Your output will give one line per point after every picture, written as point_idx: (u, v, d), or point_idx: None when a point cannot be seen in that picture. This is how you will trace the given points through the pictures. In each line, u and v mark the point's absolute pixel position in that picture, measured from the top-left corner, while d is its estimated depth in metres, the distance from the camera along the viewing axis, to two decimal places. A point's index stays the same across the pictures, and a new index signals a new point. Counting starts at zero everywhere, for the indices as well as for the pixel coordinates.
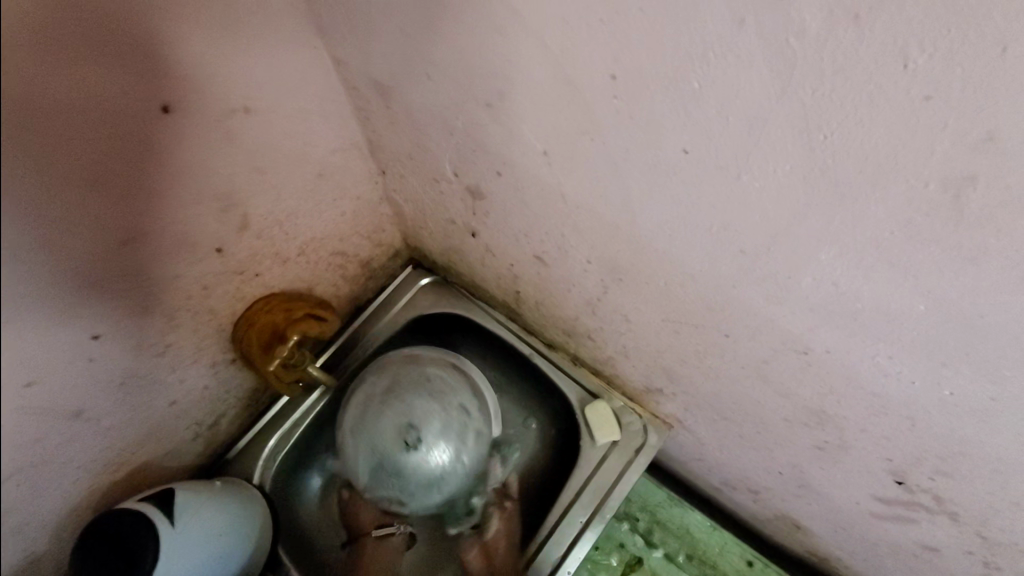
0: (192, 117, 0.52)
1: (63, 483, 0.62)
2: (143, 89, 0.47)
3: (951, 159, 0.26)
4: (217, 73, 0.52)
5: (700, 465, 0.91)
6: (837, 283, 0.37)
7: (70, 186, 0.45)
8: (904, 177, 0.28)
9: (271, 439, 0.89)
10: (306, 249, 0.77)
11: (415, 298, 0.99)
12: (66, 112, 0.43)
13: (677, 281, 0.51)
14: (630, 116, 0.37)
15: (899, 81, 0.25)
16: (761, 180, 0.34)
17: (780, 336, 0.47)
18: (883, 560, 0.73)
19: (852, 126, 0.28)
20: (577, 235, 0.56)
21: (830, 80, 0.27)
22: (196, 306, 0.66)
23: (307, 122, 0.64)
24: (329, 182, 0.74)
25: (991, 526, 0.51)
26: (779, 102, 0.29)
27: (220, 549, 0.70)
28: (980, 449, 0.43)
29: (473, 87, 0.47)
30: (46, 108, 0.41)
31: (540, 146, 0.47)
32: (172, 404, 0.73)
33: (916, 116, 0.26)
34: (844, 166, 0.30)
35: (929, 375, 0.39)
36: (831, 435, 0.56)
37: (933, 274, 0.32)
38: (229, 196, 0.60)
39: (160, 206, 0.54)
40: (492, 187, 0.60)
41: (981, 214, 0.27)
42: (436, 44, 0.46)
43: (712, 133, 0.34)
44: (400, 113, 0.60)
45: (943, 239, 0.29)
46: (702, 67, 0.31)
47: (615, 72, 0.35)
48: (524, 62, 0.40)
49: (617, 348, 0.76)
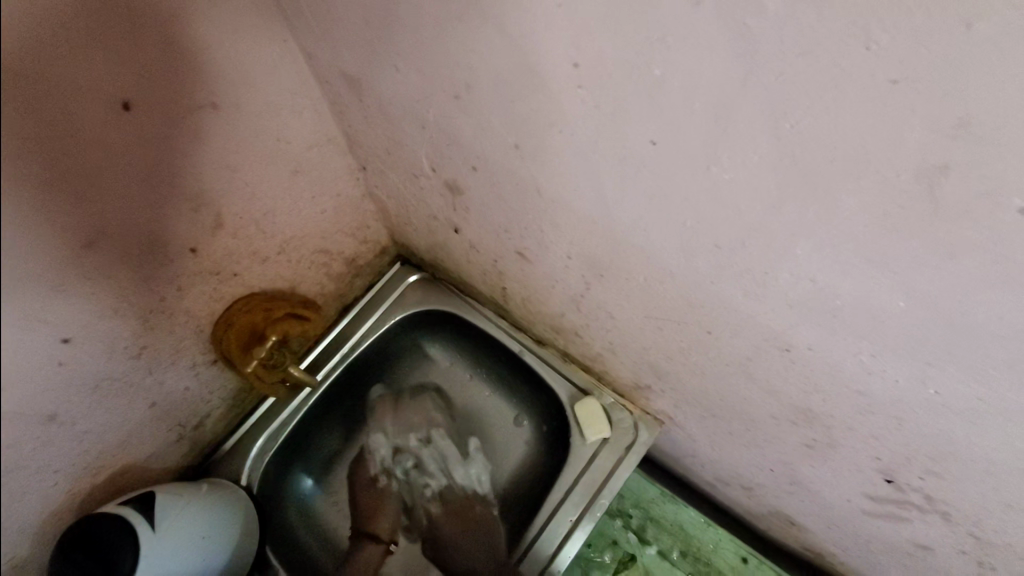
0: (155, 113, 0.50)
1: (40, 489, 0.61)
2: (96, 83, 0.45)
3: (923, 147, 0.24)
4: (179, 67, 0.50)
5: (693, 461, 0.89)
6: (814, 279, 0.36)
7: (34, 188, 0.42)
8: (875, 167, 0.26)
9: (257, 441, 0.88)
10: (286, 247, 0.76)
11: (403, 295, 0.97)
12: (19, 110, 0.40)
13: (656, 277, 0.49)
14: (595, 105, 0.36)
15: (863, 63, 0.23)
16: (731, 172, 0.33)
17: (761, 333, 0.45)
18: (879, 557, 0.71)
19: (818, 113, 0.26)
20: (555, 230, 0.55)
21: (792, 63, 0.25)
22: (172, 306, 0.65)
23: (280, 118, 0.63)
24: (308, 179, 0.72)
25: (985, 528, 0.49)
26: (742, 89, 0.28)
27: (202, 552, 0.70)
28: (970, 450, 0.41)
29: (440, 78, 0.46)
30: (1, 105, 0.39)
31: (510, 138, 0.46)
32: (152, 405, 0.71)
33: (885, 100, 0.24)
34: (811, 156, 0.28)
35: (914, 374, 0.38)
36: (819, 433, 0.54)
37: (910, 269, 0.30)
38: (201, 194, 0.59)
39: (126, 206, 0.51)
40: (469, 181, 0.59)
41: (958, 206, 0.25)
42: (400, 34, 0.44)
43: (679, 124, 0.32)
44: (374, 107, 0.58)
45: (919, 232, 0.28)
46: (662, 53, 0.29)
47: (577, 61, 0.33)
48: (489, 51, 0.39)
49: (603, 344, 0.74)
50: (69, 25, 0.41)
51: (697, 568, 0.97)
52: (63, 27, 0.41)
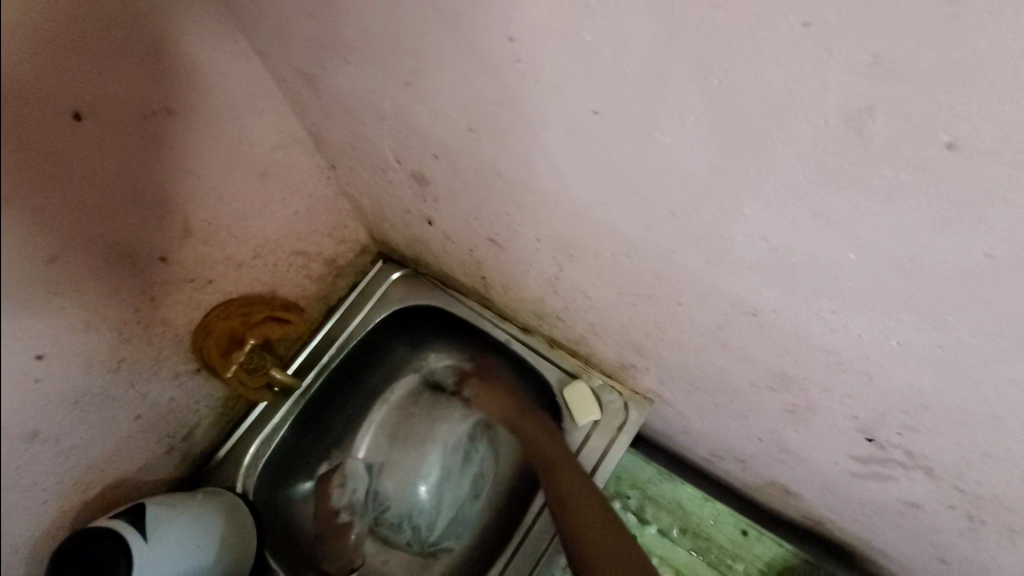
0: (107, 122, 0.49)
1: (29, 507, 0.61)
2: (45, 96, 0.44)
3: (845, 90, 0.24)
4: (128, 74, 0.49)
5: (686, 437, 0.90)
6: (767, 239, 0.35)
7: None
8: (804, 116, 0.26)
9: (249, 447, 0.88)
10: (260, 251, 0.76)
11: (386, 293, 0.97)
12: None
13: (622, 252, 0.49)
14: (536, 79, 0.35)
15: (777, 9, 0.23)
16: (672, 136, 0.32)
17: (728, 300, 0.45)
18: (873, 519, 0.71)
19: (742, 64, 0.26)
20: (521, 213, 0.55)
21: (710, 15, 0.25)
22: (147, 317, 0.65)
23: (239, 120, 0.63)
24: (276, 181, 0.72)
25: (966, 479, 0.49)
26: (668, 48, 0.27)
27: (199, 559, 0.70)
28: (940, 399, 0.41)
29: (388, 66, 0.45)
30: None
31: (464, 123, 0.46)
32: (137, 418, 0.71)
33: (802, 45, 0.24)
34: (743, 110, 0.28)
35: (875, 327, 0.37)
36: (798, 397, 0.54)
37: (855, 219, 0.30)
38: (164, 202, 0.59)
39: (85, 218, 0.51)
40: (433, 170, 0.59)
41: (887, 148, 0.25)
42: (344, 23, 0.44)
43: (616, 90, 0.32)
44: (332, 102, 0.58)
45: (856, 180, 0.28)
46: (588, 18, 0.29)
47: (511, 34, 0.33)
48: (428, 33, 0.38)
49: (585, 326, 0.74)
50: (14, 38, 0.40)
51: (697, 543, 0.99)
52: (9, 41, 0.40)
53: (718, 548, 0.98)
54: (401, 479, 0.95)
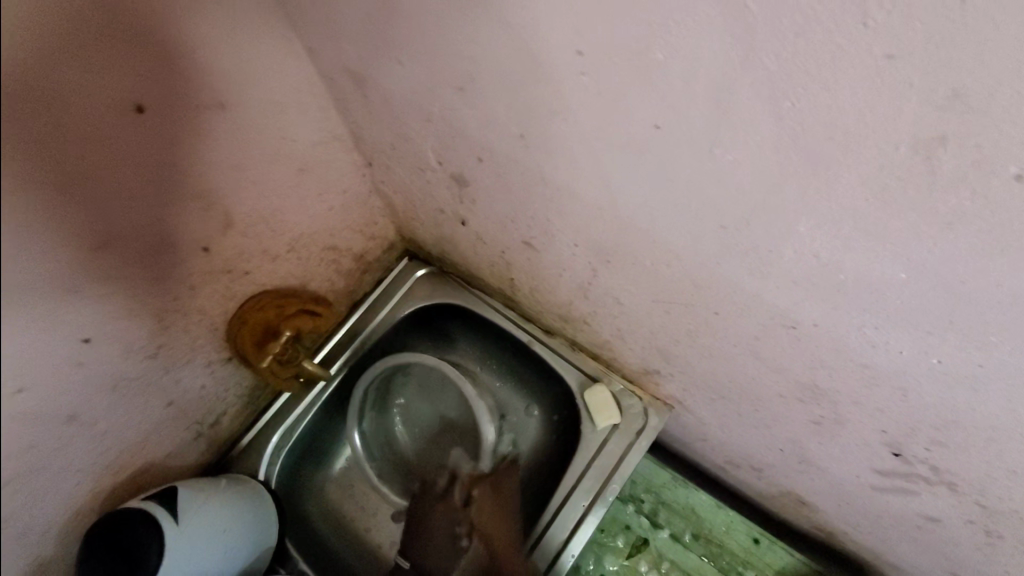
0: (164, 115, 0.51)
1: (63, 487, 0.63)
2: (108, 89, 0.46)
3: (919, 119, 0.26)
4: (187, 70, 0.51)
5: (703, 444, 0.90)
6: (817, 255, 0.36)
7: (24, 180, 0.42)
8: (873, 141, 0.28)
9: (273, 436, 0.89)
10: (295, 245, 0.77)
11: (411, 290, 0.98)
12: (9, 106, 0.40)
13: (662, 261, 0.50)
14: (598, 92, 0.36)
15: (861, 40, 0.24)
16: (734, 153, 0.34)
17: (768, 312, 0.46)
18: (890, 532, 0.71)
19: (816, 89, 0.27)
20: (562, 218, 0.56)
21: (791, 42, 0.26)
22: (186, 305, 0.66)
23: (286, 117, 0.64)
24: (315, 176, 0.73)
25: (990, 496, 0.50)
26: (743, 70, 0.29)
27: (224, 546, 0.71)
28: (973, 417, 0.42)
29: (444, 71, 0.47)
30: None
31: (515, 129, 0.47)
32: (169, 404, 0.73)
33: (882, 75, 0.25)
34: (813, 132, 0.29)
35: (916, 345, 0.38)
36: (826, 410, 0.55)
37: (912, 242, 0.31)
38: (210, 194, 0.60)
39: (139, 210, 0.53)
40: (475, 172, 0.60)
41: (953, 174, 0.27)
42: (404, 28, 0.45)
43: (681, 108, 0.33)
44: (377, 102, 0.59)
45: (917, 204, 0.29)
46: (664, 37, 0.30)
47: (580, 48, 0.34)
48: (492, 43, 0.39)
49: (612, 331, 0.75)
50: (71, 23, 0.41)
51: (710, 549, 0.99)
52: (64, 25, 0.41)
53: (730, 554, 0.97)
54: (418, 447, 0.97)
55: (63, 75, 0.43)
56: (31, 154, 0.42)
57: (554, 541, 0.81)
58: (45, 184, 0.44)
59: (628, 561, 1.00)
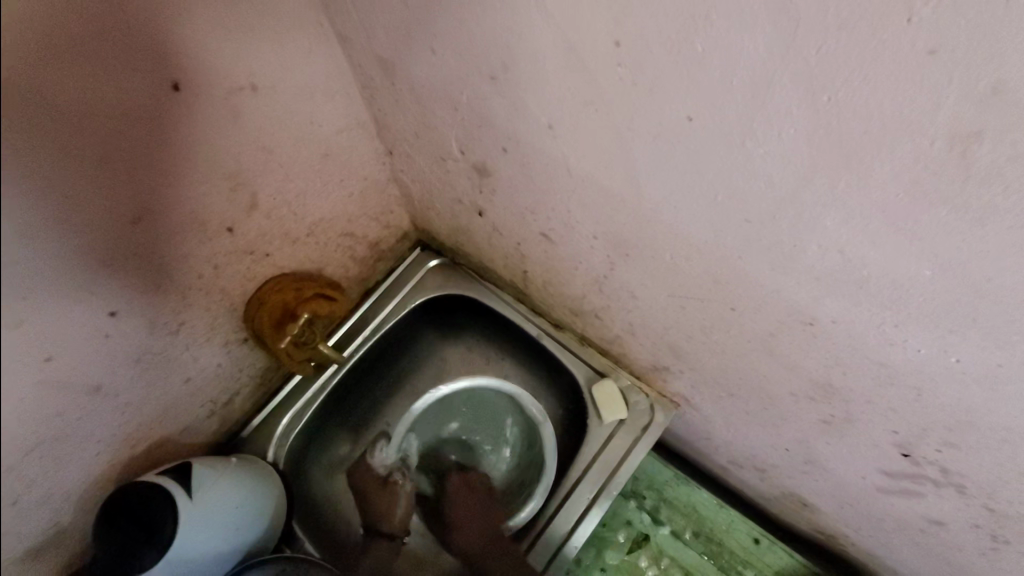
0: (196, 94, 0.52)
1: (83, 458, 0.63)
2: (146, 65, 0.47)
3: (957, 113, 0.26)
4: (222, 50, 0.52)
5: (707, 443, 0.91)
6: (842, 251, 0.37)
7: (46, 154, 0.42)
8: (910, 134, 0.29)
9: (283, 418, 0.90)
10: (314, 229, 0.78)
11: (422, 279, 0.99)
12: (49, 77, 0.41)
13: (683, 254, 0.51)
14: (634, 82, 0.37)
15: (903, 35, 0.25)
16: (765, 146, 0.35)
17: (786, 308, 0.47)
18: (891, 536, 0.72)
19: (855, 84, 0.28)
20: (583, 210, 0.56)
21: (833, 36, 0.27)
22: (208, 284, 0.67)
23: (315, 102, 0.65)
24: (337, 163, 0.74)
25: (998, 499, 0.50)
26: (783, 63, 0.30)
27: (237, 524, 0.73)
28: (986, 417, 0.43)
29: (477, 60, 0.48)
30: (26, 67, 0.39)
31: (545, 118, 0.48)
32: (187, 380, 0.74)
33: (922, 69, 0.26)
34: (848, 126, 0.30)
35: (935, 343, 0.39)
36: (837, 408, 0.56)
37: (940, 238, 0.32)
38: (237, 174, 0.61)
39: (166, 185, 0.54)
40: (499, 163, 0.61)
41: (988, 169, 0.27)
42: (440, 16, 0.46)
43: (716, 100, 0.34)
44: (406, 90, 0.60)
45: (951, 198, 0.30)
46: (705, 29, 0.31)
47: (619, 38, 0.35)
48: (529, 32, 0.40)
49: (624, 326, 0.76)
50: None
51: (710, 547, 0.99)
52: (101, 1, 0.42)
53: (730, 553, 0.98)
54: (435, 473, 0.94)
55: (107, 52, 0.43)
56: (65, 126, 0.43)
57: (557, 531, 0.83)
58: (74, 160, 0.45)
59: (629, 557, 0.99)
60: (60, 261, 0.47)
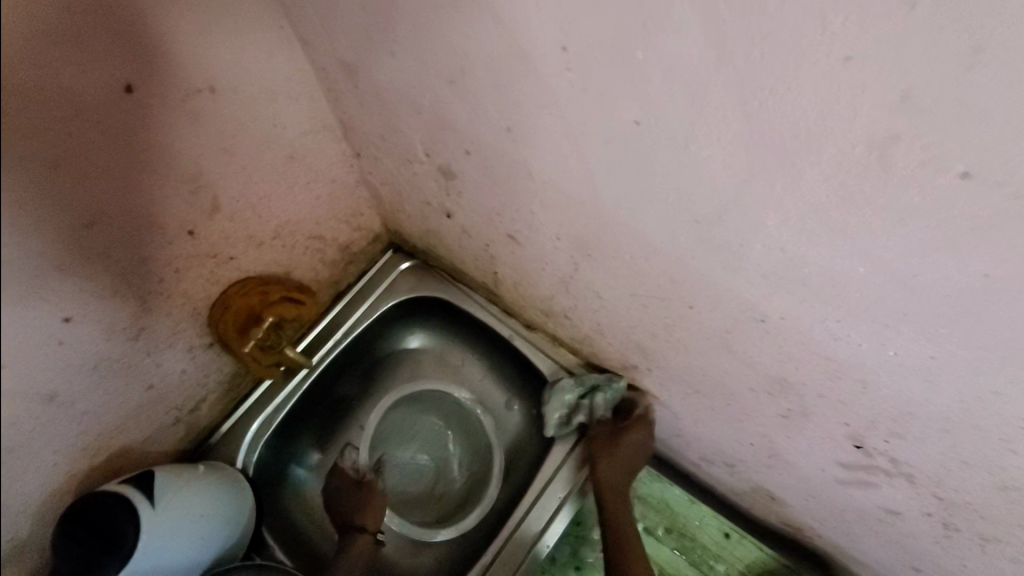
0: (153, 98, 0.52)
1: (42, 468, 0.61)
2: (102, 70, 0.46)
3: (874, 119, 0.28)
4: (177, 53, 0.51)
5: (677, 440, 0.93)
6: (784, 249, 0.39)
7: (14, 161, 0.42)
8: (833, 140, 0.30)
9: (253, 424, 0.89)
10: (281, 232, 0.77)
11: (395, 282, 0.99)
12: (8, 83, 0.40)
13: (641, 255, 0.52)
14: (582, 88, 0.38)
15: (821, 45, 0.26)
16: (709, 149, 0.36)
17: (739, 306, 0.48)
18: (852, 526, 0.74)
19: (781, 91, 0.30)
20: (545, 212, 0.57)
21: (759, 45, 0.28)
22: (169, 289, 0.66)
23: (277, 105, 0.65)
24: (303, 165, 0.74)
25: (944, 487, 0.52)
26: (716, 71, 0.31)
27: (201, 529, 0.73)
28: (927, 408, 0.44)
29: (435, 64, 0.48)
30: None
31: (502, 122, 0.48)
32: (150, 387, 0.73)
33: (840, 77, 0.27)
34: (781, 131, 0.31)
35: (875, 338, 0.41)
36: (793, 403, 0.57)
37: (871, 237, 0.33)
38: (198, 178, 0.60)
39: (126, 190, 0.53)
40: (463, 165, 0.61)
41: (905, 173, 0.29)
42: (397, 20, 0.46)
43: (658, 105, 0.35)
44: (368, 92, 0.60)
45: (877, 200, 0.31)
46: (643, 37, 0.32)
47: (565, 45, 0.36)
48: (482, 37, 0.41)
49: (592, 326, 0.77)
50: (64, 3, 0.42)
51: (682, 542, 1.02)
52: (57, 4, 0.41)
53: (702, 548, 1.01)
54: (402, 467, 0.97)
55: (61, 58, 0.43)
56: (24, 132, 0.42)
57: (531, 528, 0.84)
58: (34, 165, 0.44)
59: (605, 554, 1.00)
60: (33, 271, 0.45)
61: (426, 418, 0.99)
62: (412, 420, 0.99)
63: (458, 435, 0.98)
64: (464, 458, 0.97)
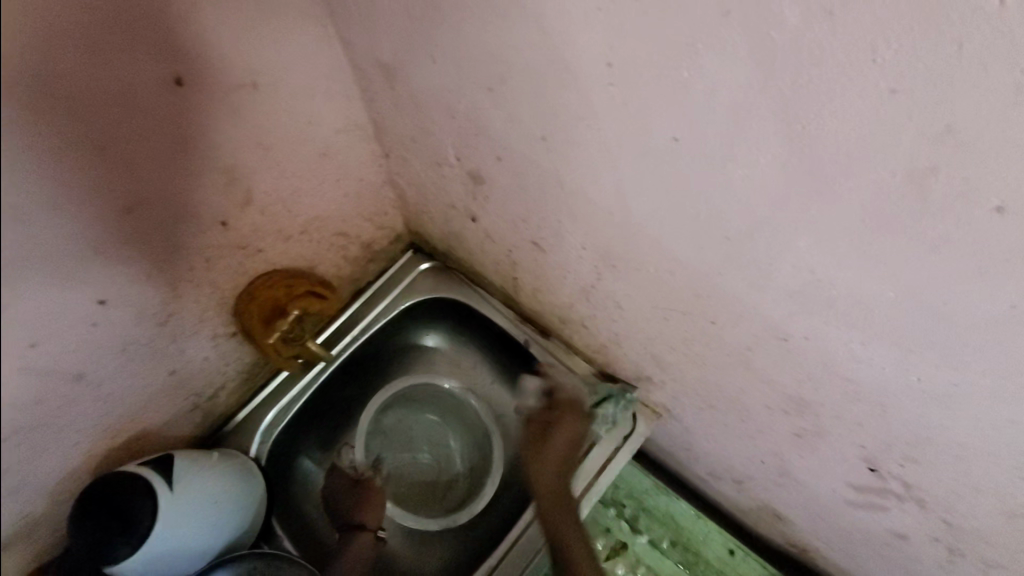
0: (199, 92, 0.53)
1: (61, 454, 0.63)
2: (154, 62, 0.48)
3: (915, 149, 0.28)
4: (225, 49, 0.53)
5: (686, 454, 0.93)
6: (813, 270, 0.39)
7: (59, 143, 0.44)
8: (874, 166, 0.31)
9: (268, 414, 0.91)
10: (308, 227, 0.79)
11: (414, 282, 1.00)
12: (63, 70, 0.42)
13: (666, 268, 0.53)
14: (623, 102, 0.39)
15: (869, 75, 0.27)
16: (746, 168, 0.36)
17: (762, 324, 0.49)
18: (858, 549, 0.74)
19: (824, 117, 0.30)
20: (572, 221, 0.58)
21: (806, 71, 0.29)
22: (198, 277, 0.68)
23: (314, 103, 0.67)
24: (334, 162, 0.75)
25: (955, 514, 0.52)
26: (761, 94, 0.32)
27: (215, 516, 0.74)
28: (944, 434, 0.44)
29: (476, 71, 0.49)
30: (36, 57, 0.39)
31: (539, 131, 0.49)
32: (172, 372, 0.74)
33: (885, 107, 0.28)
34: (821, 156, 0.32)
35: (898, 362, 0.41)
36: (809, 423, 0.58)
37: (901, 262, 0.34)
38: (234, 170, 0.62)
39: (166, 179, 0.55)
40: (493, 171, 0.62)
41: (942, 202, 0.29)
42: (442, 27, 0.48)
43: (698, 123, 0.36)
44: (404, 95, 0.62)
45: (910, 227, 0.32)
46: (690, 57, 0.33)
47: (610, 61, 0.37)
48: (526, 48, 0.42)
49: (609, 335, 0.77)
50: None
51: (686, 556, 1.02)
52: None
53: (705, 563, 1.01)
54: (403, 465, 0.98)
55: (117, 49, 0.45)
56: (73, 118, 0.44)
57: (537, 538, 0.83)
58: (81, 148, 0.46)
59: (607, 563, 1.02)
60: (62, 253, 0.47)
61: (424, 417, 1.01)
62: (410, 419, 1.00)
63: (457, 433, 1.00)
64: (463, 455, 0.99)
